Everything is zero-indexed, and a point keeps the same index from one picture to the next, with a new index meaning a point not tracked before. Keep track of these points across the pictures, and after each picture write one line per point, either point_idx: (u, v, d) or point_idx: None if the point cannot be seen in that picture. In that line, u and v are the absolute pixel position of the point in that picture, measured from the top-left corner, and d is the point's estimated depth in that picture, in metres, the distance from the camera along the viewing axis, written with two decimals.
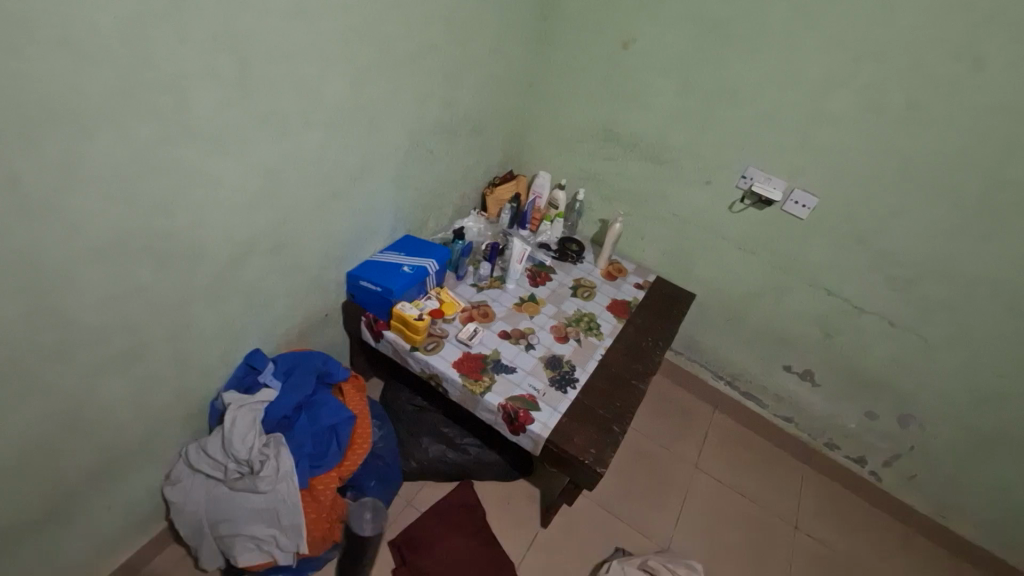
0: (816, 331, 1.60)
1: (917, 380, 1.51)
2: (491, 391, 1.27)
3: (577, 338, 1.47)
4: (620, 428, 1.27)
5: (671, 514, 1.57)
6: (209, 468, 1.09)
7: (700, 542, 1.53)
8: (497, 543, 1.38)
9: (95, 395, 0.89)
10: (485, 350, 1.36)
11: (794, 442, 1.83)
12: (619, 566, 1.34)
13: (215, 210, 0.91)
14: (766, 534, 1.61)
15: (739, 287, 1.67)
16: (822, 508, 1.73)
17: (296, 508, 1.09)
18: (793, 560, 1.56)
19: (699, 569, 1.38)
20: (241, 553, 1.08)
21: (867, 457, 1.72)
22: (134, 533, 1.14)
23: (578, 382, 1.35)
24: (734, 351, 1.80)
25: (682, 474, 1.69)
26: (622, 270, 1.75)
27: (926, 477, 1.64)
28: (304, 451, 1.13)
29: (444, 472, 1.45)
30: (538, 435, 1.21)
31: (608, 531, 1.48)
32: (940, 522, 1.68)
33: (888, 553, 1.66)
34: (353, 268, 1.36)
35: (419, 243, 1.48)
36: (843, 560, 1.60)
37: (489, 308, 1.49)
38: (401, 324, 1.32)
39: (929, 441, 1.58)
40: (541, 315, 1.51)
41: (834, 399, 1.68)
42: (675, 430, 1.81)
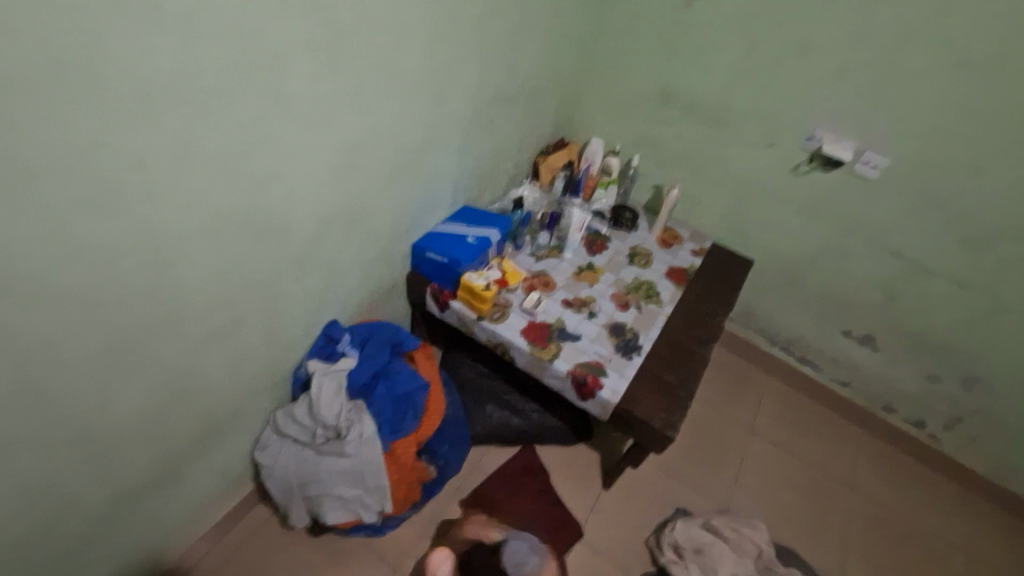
0: (878, 295, 1.58)
1: (985, 343, 1.49)
2: (559, 358, 1.29)
3: (638, 305, 1.48)
4: (686, 394, 1.28)
5: (729, 477, 1.59)
6: (297, 433, 1.15)
7: (758, 503, 1.55)
8: (562, 505, 1.43)
9: (201, 365, 0.94)
10: (550, 318, 1.38)
11: (850, 406, 1.82)
12: (685, 526, 1.38)
13: (304, 185, 0.93)
14: (824, 496, 1.62)
15: (798, 252, 1.65)
16: (879, 471, 1.73)
17: (380, 471, 1.15)
18: (849, 520, 1.58)
19: (763, 529, 1.40)
20: (329, 511, 1.16)
21: (926, 420, 1.71)
22: (228, 494, 1.21)
23: (642, 349, 1.36)
24: (790, 317, 1.78)
25: (738, 438, 1.70)
26: (677, 237, 1.74)
27: (989, 439, 1.63)
28: (385, 417, 1.18)
29: (509, 437, 1.49)
30: (607, 401, 1.24)
31: (668, 493, 1.52)
32: (1000, 483, 1.68)
33: (945, 512, 1.66)
34: (418, 239, 1.38)
35: (479, 213, 1.49)
36: (900, 521, 1.61)
37: (549, 277, 1.50)
38: (468, 293, 1.34)
39: (994, 403, 1.56)
40: (601, 283, 1.52)
41: (894, 362, 1.67)
42: (729, 394, 1.82)
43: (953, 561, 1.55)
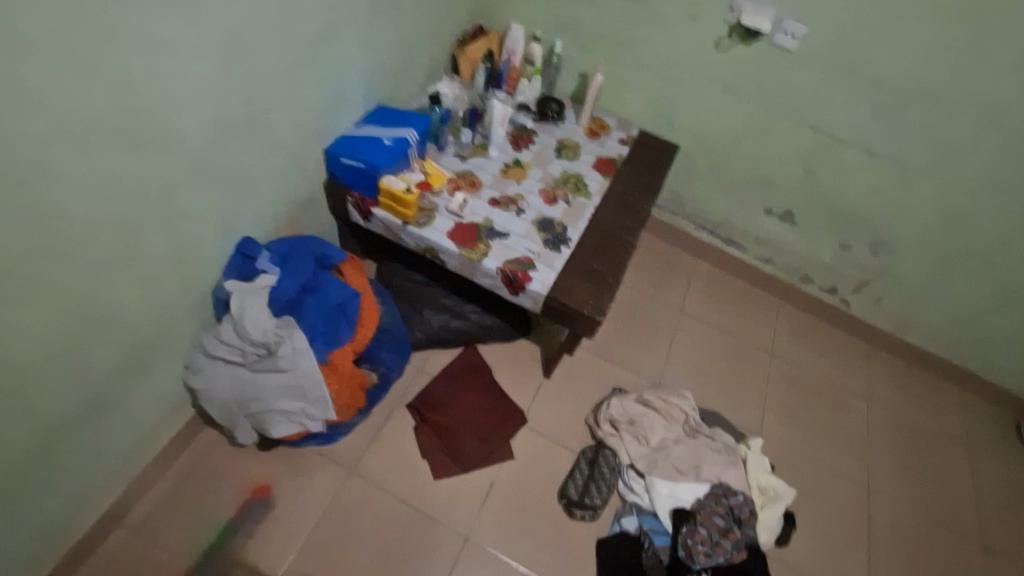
0: (797, 170, 1.65)
1: (889, 208, 1.61)
2: (488, 256, 1.29)
3: (567, 199, 1.47)
4: (615, 279, 1.32)
5: (661, 355, 1.70)
6: (228, 354, 1.13)
7: (688, 375, 1.68)
8: (506, 396, 1.50)
9: (103, 291, 0.88)
10: (477, 219, 1.36)
11: (772, 280, 1.93)
12: (618, 403, 1.46)
13: (181, 82, 0.84)
14: (747, 363, 1.76)
15: (724, 133, 1.67)
16: (796, 336, 1.88)
17: (319, 381, 1.15)
18: (769, 381, 1.74)
19: (689, 398, 1.50)
20: (273, 424, 1.16)
21: (838, 286, 1.85)
22: (167, 422, 1.20)
23: (571, 241, 1.37)
24: (717, 200, 1.83)
25: (670, 320, 1.80)
26: (605, 127, 1.71)
27: (890, 297, 1.79)
28: (318, 329, 1.17)
29: (450, 339, 1.51)
30: (538, 293, 1.27)
31: (606, 375, 1.61)
32: (899, 336, 1.87)
33: (851, 366, 1.85)
34: (331, 145, 1.30)
35: (395, 113, 1.40)
36: (813, 377, 1.78)
37: (475, 177, 1.46)
38: (390, 199, 1.29)
39: (896, 263, 1.71)
40: (528, 179, 1.49)
41: (811, 234, 1.77)
42: (661, 280, 1.89)
43: (856, 405, 1.75)
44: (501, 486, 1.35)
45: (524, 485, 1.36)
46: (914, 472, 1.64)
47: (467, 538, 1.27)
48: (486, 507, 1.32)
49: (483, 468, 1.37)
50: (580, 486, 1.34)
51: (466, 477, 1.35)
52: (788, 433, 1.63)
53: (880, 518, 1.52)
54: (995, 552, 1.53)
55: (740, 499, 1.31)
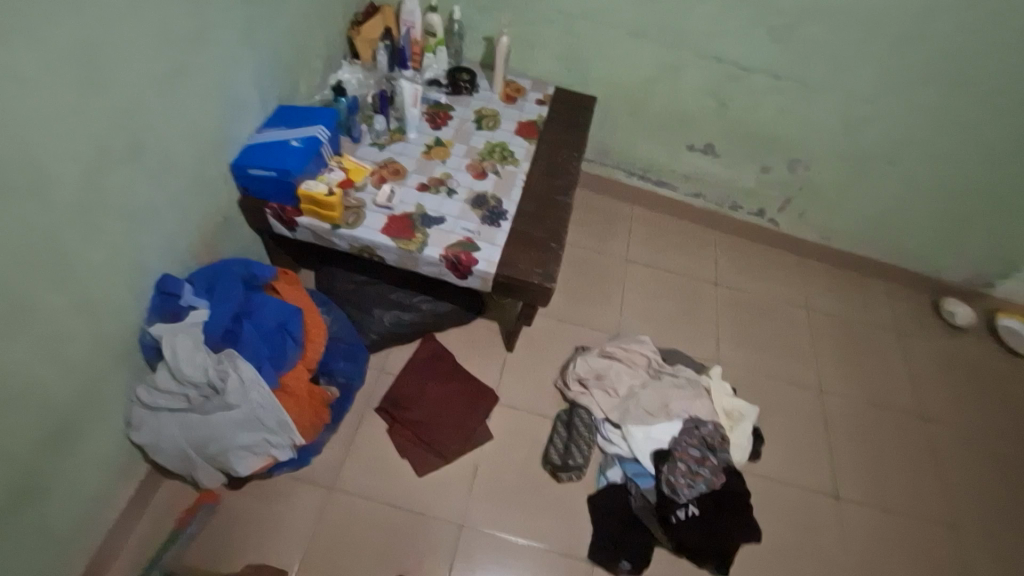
0: (711, 102, 1.68)
1: (799, 125, 1.68)
2: (427, 245, 1.25)
3: (496, 170, 1.44)
4: (558, 243, 1.32)
5: (616, 305, 1.73)
6: (170, 400, 1.06)
7: (644, 320, 1.72)
8: (474, 378, 1.49)
9: (6, 365, 0.79)
10: (408, 208, 1.31)
11: (704, 213, 1.99)
12: (583, 361, 1.48)
13: (39, 118, 0.74)
14: (695, 297, 1.82)
15: (636, 77, 1.67)
16: (735, 262, 1.96)
17: (277, 408, 1.09)
18: (719, 309, 1.81)
19: (649, 342, 1.55)
20: (237, 462, 1.10)
21: (765, 207, 1.93)
22: (120, 484, 1.12)
23: (508, 213, 1.35)
24: (641, 144, 1.85)
25: (617, 269, 1.82)
26: (520, 90, 1.67)
27: (813, 209, 1.89)
28: (263, 355, 1.11)
29: (406, 334, 1.48)
30: (485, 272, 1.24)
31: (567, 337, 1.63)
32: (827, 244, 1.98)
33: (789, 279, 1.95)
34: (236, 157, 1.20)
35: (298, 110, 1.31)
36: (757, 298, 1.87)
37: (398, 163, 1.40)
38: (312, 204, 1.22)
39: (813, 177, 1.80)
40: (453, 157, 1.45)
41: (733, 163, 1.83)
42: (602, 232, 1.91)
43: (798, 316, 1.86)
44: (485, 467, 1.36)
45: (508, 461, 1.38)
46: (857, 365, 1.77)
47: (463, 525, 1.27)
48: (475, 491, 1.32)
49: (464, 454, 1.37)
50: (561, 449, 1.37)
51: (450, 466, 1.34)
52: (743, 355, 1.72)
53: (835, 414, 1.64)
54: (935, 422, 1.69)
55: (710, 427, 1.37)
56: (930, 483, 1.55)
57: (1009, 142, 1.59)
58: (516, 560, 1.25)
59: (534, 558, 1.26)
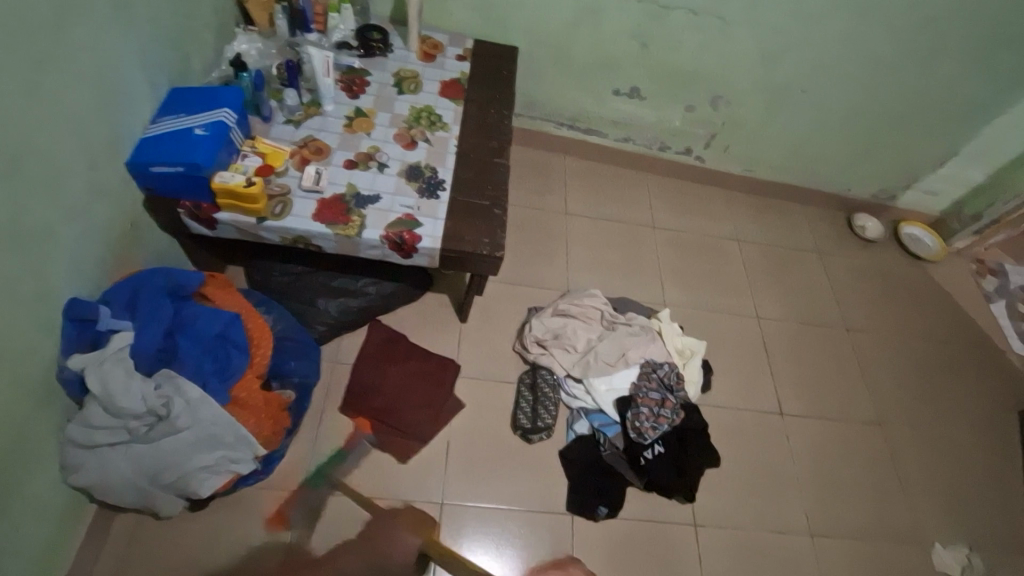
0: (633, 44, 1.66)
1: (720, 61, 1.69)
2: (367, 227, 1.18)
3: (426, 138, 1.36)
4: (502, 209, 1.28)
5: (562, 261, 1.73)
6: (108, 435, 0.96)
7: (591, 272, 1.74)
8: (432, 354, 1.47)
9: None
10: (339, 189, 1.22)
11: (635, 157, 2.01)
12: (539, 322, 1.49)
13: None
14: (635, 243, 1.86)
15: (556, 23, 1.61)
16: (669, 202, 2.00)
17: (232, 423, 1.02)
18: (659, 252, 1.86)
19: (599, 294, 1.58)
20: (197, 485, 1.03)
21: (692, 146, 1.97)
22: (67, 530, 1.02)
23: (445, 183, 1.29)
24: (568, 93, 1.81)
25: (558, 224, 1.82)
26: (438, 46, 1.56)
27: (736, 144, 1.95)
28: (206, 370, 1.02)
29: (356, 320, 1.42)
30: (431, 249, 1.20)
31: (519, 299, 1.62)
32: (750, 175, 2.06)
33: (719, 214, 2.03)
34: (132, 155, 1.05)
35: (196, 92, 1.16)
36: (692, 236, 1.94)
37: (319, 141, 1.29)
38: (231, 198, 1.10)
39: (735, 112, 1.84)
40: (378, 128, 1.35)
41: (659, 104, 1.83)
42: (538, 188, 1.88)
43: (732, 248, 1.95)
44: (457, 441, 1.36)
45: (479, 431, 1.38)
46: (786, 288, 1.90)
47: (444, 501, 1.28)
48: (451, 466, 1.33)
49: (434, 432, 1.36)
50: (530, 413, 1.39)
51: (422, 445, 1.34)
52: (685, 293, 1.79)
53: (771, 337, 1.76)
54: (856, 330, 1.86)
55: (666, 368, 1.43)
56: (856, 386, 1.73)
57: (907, 63, 1.69)
58: (502, 525, 1.28)
59: (519, 520, 1.29)
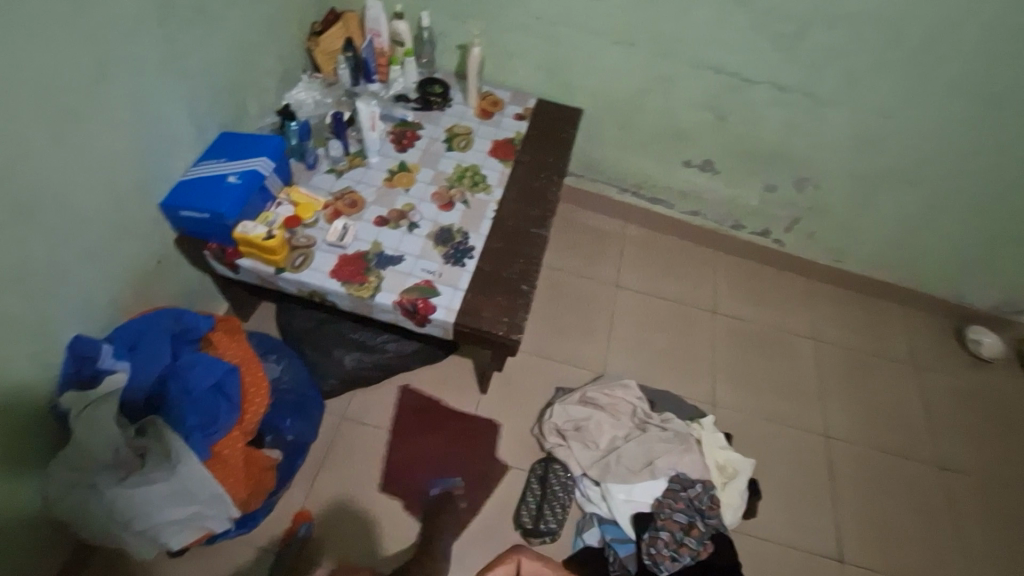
0: (709, 117, 1.52)
1: (808, 141, 1.51)
2: (382, 290, 1.12)
3: (464, 199, 1.30)
4: (530, 285, 1.18)
5: (602, 339, 1.59)
6: (89, 475, 0.93)
7: (633, 356, 1.58)
8: (443, 422, 1.37)
9: None
10: (363, 246, 1.18)
11: (703, 233, 1.84)
12: (561, 408, 1.35)
13: None
14: (690, 328, 1.68)
15: (624, 90, 1.52)
16: (736, 285, 1.80)
17: (208, 480, 0.98)
18: (716, 341, 1.66)
19: (635, 385, 1.42)
20: (168, 536, 0.99)
21: (770, 228, 1.77)
22: (45, 558, 1.03)
23: (475, 250, 1.22)
24: (633, 160, 1.69)
25: (605, 297, 1.68)
26: (498, 103, 1.51)
27: (822, 231, 1.72)
28: (190, 423, 0.99)
29: (369, 377, 1.35)
30: (444, 322, 1.11)
31: (547, 376, 1.49)
32: (837, 266, 1.82)
33: (794, 305, 1.79)
34: (166, 196, 1.08)
35: (241, 137, 1.17)
36: (759, 328, 1.72)
37: (356, 194, 1.27)
38: (251, 247, 1.10)
39: (823, 197, 1.63)
40: (418, 184, 1.31)
41: (734, 180, 1.67)
42: (589, 255, 1.77)
43: (804, 347, 1.71)
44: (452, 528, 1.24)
45: (478, 523, 1.25)
46: (868, 405, 1.62)
47: None
48: None
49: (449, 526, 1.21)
50: (534, 512, 1.25)
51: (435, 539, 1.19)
52: (741, 394, 1.57)
53: (839, 461, 1.50)
54: (952, 469, 1.54)
55: (698, 488, 1.24)
56: (947, 544, 1.41)
57: None
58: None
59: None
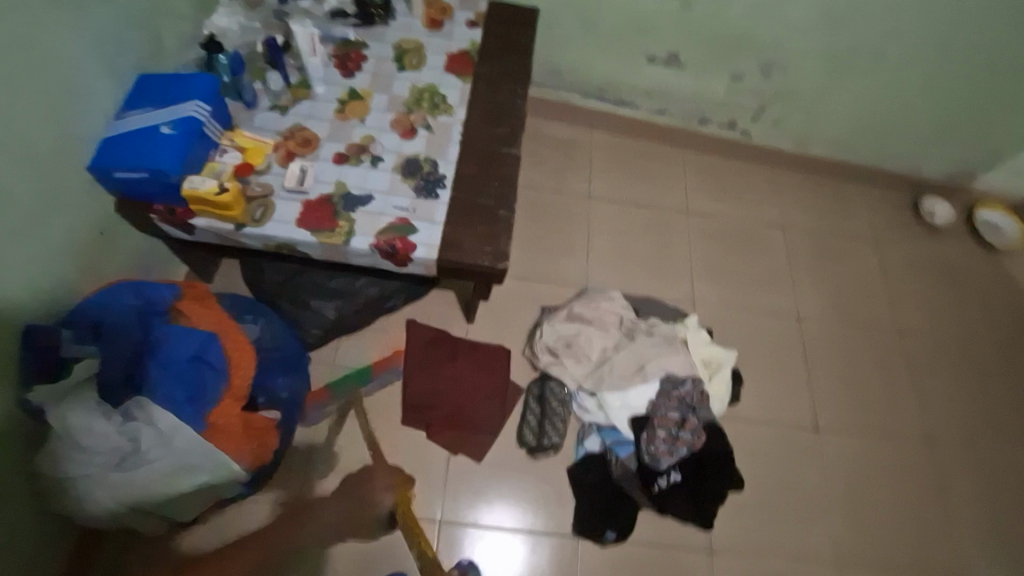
0: (673, 4, 1.42)
1: (775, 22, 1.44)
2: (355, 234, 1.06)
3: (426, 124, 1.21)
4: (508, 210, 1.14)
5: (582, 253, 1.58)
6: (81, 464, 0.90)
7: (613, 266, 1.59)
8: (435, 358, 1.36)
9: None
10: (327, 188, 1.10)
11: (671, 132, 1.79)
12: (550, 327, 1.36)
13: None
14: (665, 232, 1.68)
15: None
16: (706, 183, 1.80)
17: (209, 450, 0.96)
18: (691, 241, 1.68)
19: (619, 296, 1.44)
20: (180, 508, 0.99)
21: (737, 120, 1.73)
22: (57, 542, 1.02)
23: (446, 179, 1.15)
24: (595, 60, 1.59)
25: (579, 209, 1.65)
26: (446, 9, 1.37)
27: (789, 118, 1.70)
28: (177, 397, 0.95)
29: (354, 324, 1.33)
30: (426, 259, 1.07)
31: (532, 297, 1.49)
32: (803, 152, 1.82)
33: (762, 195, 1.81)
34: (94, 157, 0.96)
35: (165, 79, 1.03)
36: (730, 224, 1.74)
37: (307, 131, 1.16)
38: (204, 204, 1.00)
39: (789, 82, 1.59)
40: (373, 112, 1.21)
41: (700, 73, 1.60)
42: (559, 168, 1.71)
43: (775, 237, 1.75)
44: (458, 457, 1.28)
45: (483, 447, 1.29)
46: (834, 285, 1.70)
47: (442, 520, 1.22)
48: (450, 483, 1.25)
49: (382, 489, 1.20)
50: (536, 429, 1.30)
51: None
52: (719, 291, 1.62)
53: (811, 340, 1.59)
54: (911, 334, 1.66)
55: (689, 386, 1.30)
56: (906, 400, 1.55)
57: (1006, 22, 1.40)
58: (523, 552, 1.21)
59: (536, 548, 1.22)
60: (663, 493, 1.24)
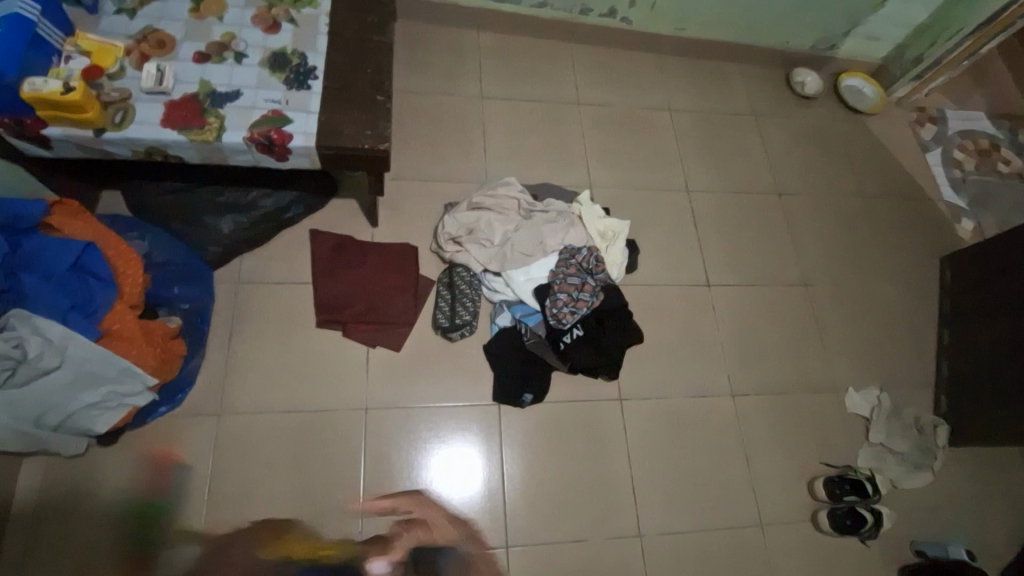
0: None
1: None
2: (227, 129, 1.05)
3: (290, 17, 1.18)
4: (386, 95, 1.14)
5: (479, 150, 1.62)
6: None
7: (511, 160, 1.63)
8: (342, 263, 1.38)
9: None
10: (190, 87, 1.06)
11: (555, 26, 1.81)
12: (451, 218, 1.41)
13: None
14: (558, 124, 1.73)
15: None
16: (595, 74, 1.85)
17: (109, 354, 0.97)
18: (584, 130, 1.74)
19: (518, 184, 1.49)
20: (90, 420, 0.99)
21: (615, 7, 1.78)
22: None
23: (317, 69, 1.14)
24: None
25: (472, 109, 1.67)
26: None
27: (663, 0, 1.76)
28: (62, 305, 0.97)
29: (252, 239, 1.31)
30: (305, 148, 1.07)
31: (434, 196, 1.52)
32: (681, 35, 1.89)
33: (648, 81, 1.89)
34: None
35: None
36: (620, 111, 1.81)
37: (161, 32, 1.10)
38: (53, 108, 0.96)
39: None
40: (232, 9, 1.16)
41: None
42: (447, 70, 1.71)
43: (662, 119, 1.84)
44: (378, 350, 1.33)
45: (400, 337, 1.34)
46: (718, 157, 1.82)
47: (368, 408, 1.27)
48: (372, 375, 1.30)
49: None
50: (449, 312, 1.36)
51: None
52: (614, 174, 1.70)
53: (701, 209, 1.72)
54: (789, 194, 1.82)
55: (586, 252, 1.41)
56: (786, 251, 1.72)
57: None
58: (456, 426, 1.30)
59: (461, 417, 1.31)
60: (570, 345, 1.34)
